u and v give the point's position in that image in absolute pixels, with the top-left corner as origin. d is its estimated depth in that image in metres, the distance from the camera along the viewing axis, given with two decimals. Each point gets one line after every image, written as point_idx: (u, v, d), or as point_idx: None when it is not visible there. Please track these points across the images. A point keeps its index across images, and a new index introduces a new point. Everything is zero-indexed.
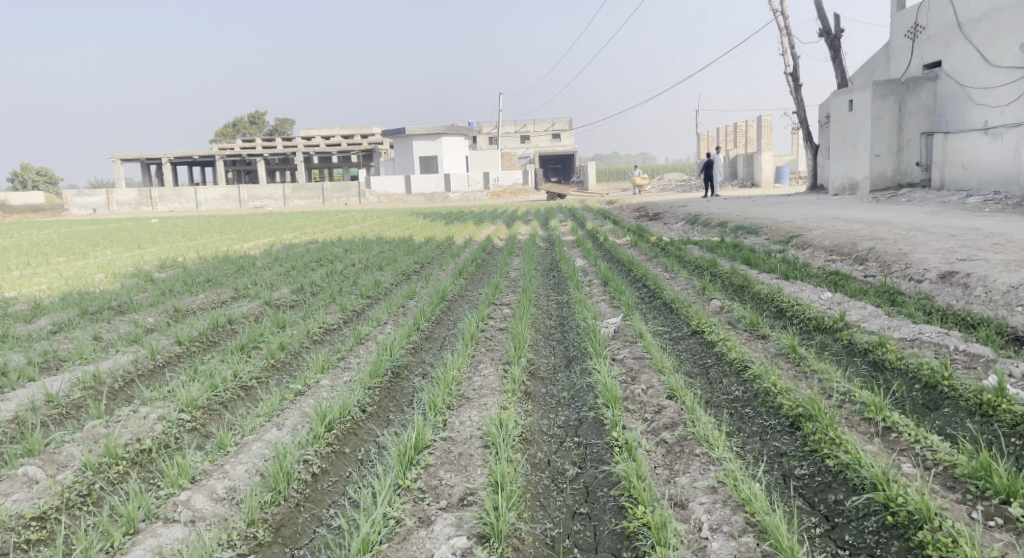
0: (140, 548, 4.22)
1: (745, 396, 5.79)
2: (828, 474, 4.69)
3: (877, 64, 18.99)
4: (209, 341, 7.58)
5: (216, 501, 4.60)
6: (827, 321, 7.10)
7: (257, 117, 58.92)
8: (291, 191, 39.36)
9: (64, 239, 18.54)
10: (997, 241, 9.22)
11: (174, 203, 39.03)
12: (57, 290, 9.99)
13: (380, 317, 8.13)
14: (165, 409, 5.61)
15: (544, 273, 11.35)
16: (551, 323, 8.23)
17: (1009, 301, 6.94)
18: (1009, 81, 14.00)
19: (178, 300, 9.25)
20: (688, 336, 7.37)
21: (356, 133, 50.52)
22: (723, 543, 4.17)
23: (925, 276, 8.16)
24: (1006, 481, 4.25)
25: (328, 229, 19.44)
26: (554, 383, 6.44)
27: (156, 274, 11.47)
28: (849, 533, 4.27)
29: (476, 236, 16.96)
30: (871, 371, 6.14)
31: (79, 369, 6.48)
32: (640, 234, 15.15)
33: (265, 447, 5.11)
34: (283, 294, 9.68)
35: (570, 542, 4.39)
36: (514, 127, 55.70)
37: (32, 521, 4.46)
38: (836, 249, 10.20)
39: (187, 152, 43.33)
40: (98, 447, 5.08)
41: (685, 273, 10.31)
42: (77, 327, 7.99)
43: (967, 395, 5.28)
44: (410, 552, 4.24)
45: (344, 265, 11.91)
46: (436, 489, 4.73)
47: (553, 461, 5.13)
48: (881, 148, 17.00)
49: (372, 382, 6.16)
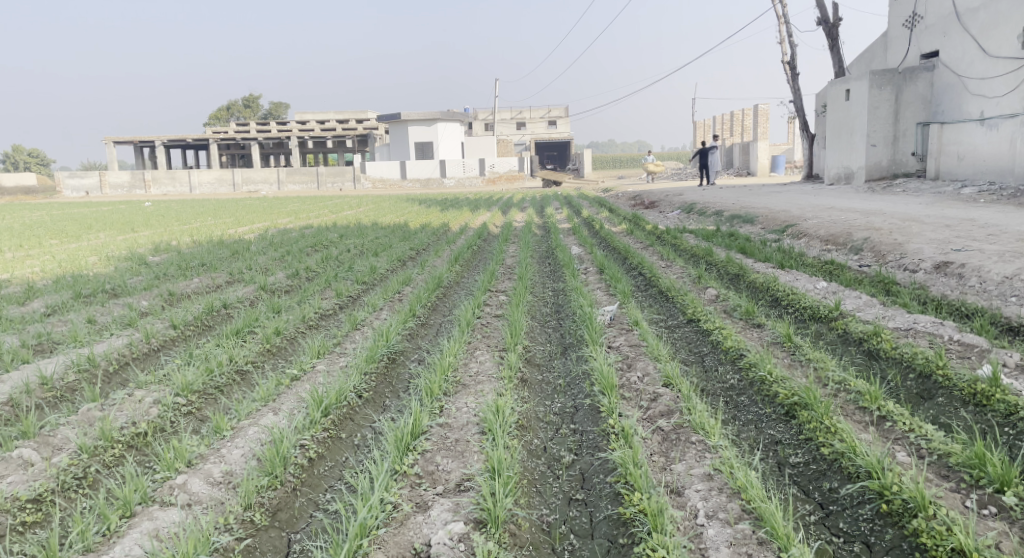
0: (136, 532, 4.20)
1: (740, 385, 5.82)
2: (823, 462, 4.71)
3: (874, 54, 18.99)
4: (204, 326, 7.57)
5: (212, 485, 4.59)
6: (822, 311, 7.14)
7: (251, 99, 58.42)
8: (286, 175, 39.22)
9: (57, 222, 18.41)
10: (992, 231, 9.23)
11: (167, 186, 38.87)
12: (49, 273, 9.92)
13: (376, 303, 8.12)
14: (162, 393, 5.61)
15: (539, 260, 11.33)
16: (547, 310, 8.22)
17: (1003, 292, 6.96)
18: (1005, 72, 14.01)
19: (172, 284, 9.21)
20: (684, 324, 7.39)
21: (351, 117, 50.31)
22: (719, 530, 4.17)
23: (920, 266, 8.18)
24: (1000, 470, 4.27)
25: (324, 214, 19.36)
26: (550, 370, 6.45)
27: (149, 258, 11.41)
28: (844, 521, 4.29)
29: (472, 222, 16.93)
30: (866, 360, 6.18)
31: (74, 352, 6.46)
32: (635, 222, 15.12)
33: (260, 432, 5.10)
34: (279, 279, 9.65)
35: (566, 528, 4.40)
36: (509, 113, 55.47)
37: (28, 504, 4.44)
38: (831, 239, 10.20)
39: (180, 134, 43.01)
40: (94, 431, 5.06)
41: (681, 261, 10.32)
42: (71, 310, 7.96)
43: (961, 385, 5.32)
44: (407, 538, 4.24)
45: (340, 250, 11.87)
46: (433, 475, 4.74)
47: (549, 448, 5.15)
48: (878, 138, 17.00)
49: (368, 368, 6.15)
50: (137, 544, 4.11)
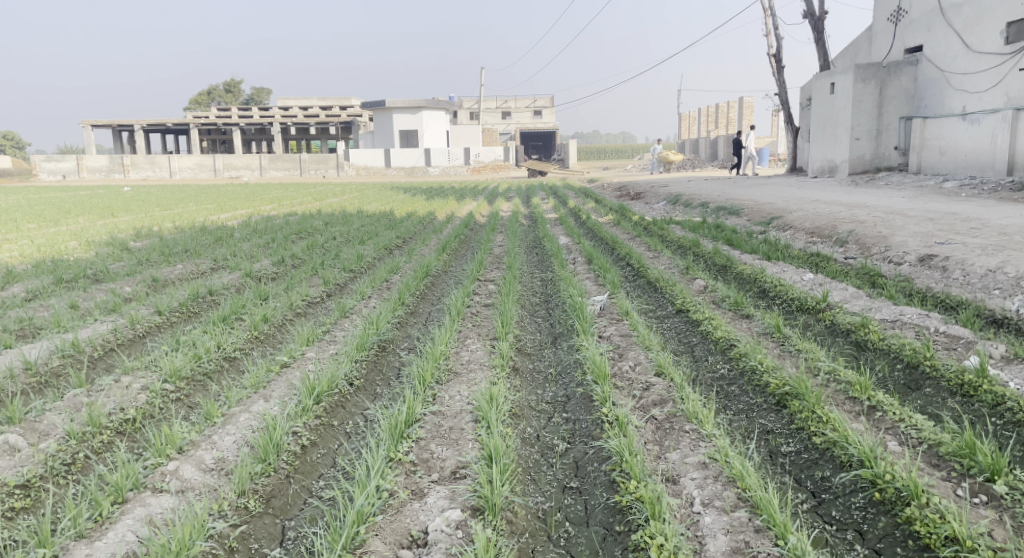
0: (129, 518, 4.14)
1: (730, 374, 5.86)
2: (814, 451, 4.75)
3: (859, 48, 19.08)
4: (190, 312, 7.47)
5: (205, 472, 4.54)
6: (810, 302, 7.19)
7: (233, 84, 57.72)
8: (268, 162, 38.90)
9: (34, 206, 18.00)
10: (974, 225, 9.34)
11: (147, 171, 38.43)
12: (29, 258, 9.74)
13: (365, 291, 8.07)
14: (149, 379, 5.53)
15: (527, 249, 11.35)
16: (536, 299, 8.22)
17: (986, 285, 7.05)
18: (987, 67, 14.18)
19: (156, 270, 9.09)
20: (673, 315, 7.41)
21: (335, 104, 49.97)
22: (716, 518, 4.18)
23: (905, 259, 8.28)
24: (990, 459, 4.33)
25: (307, 201, 19.23)
26: (541, 359, 6.44)
27: (131, 243, 11.30)
28: (836, 509, 4.32)
29: (458, 211, 16.88)
30: (854, 350, 6.23)
31: (57, 337, 6.35)
32: (622, 213, 15.18)
33: (253, 419, 5.06)
34: (264, 266, 9.55)
35: (562, 515, 4.41)
36: (494, 103, 55.25)
37: (17, 489, 4.36)
38: (817, 231, 10.28)
39: (160, 119, 42.48)
40: (81, 417, 4.98)
41: (668, 253, 10.33)
42: (52, 295, 7.83)
43: (948, 375, 5.38)
44: (403, 524, 4.21)
45: (325, 238, 11.79)
46: (428, 463, 4.72)
47: (542, 436, 5.16)
48: (861, 133, 17.14)
49: (359, 356, 6.11)
50: (131, 531, 4.05)
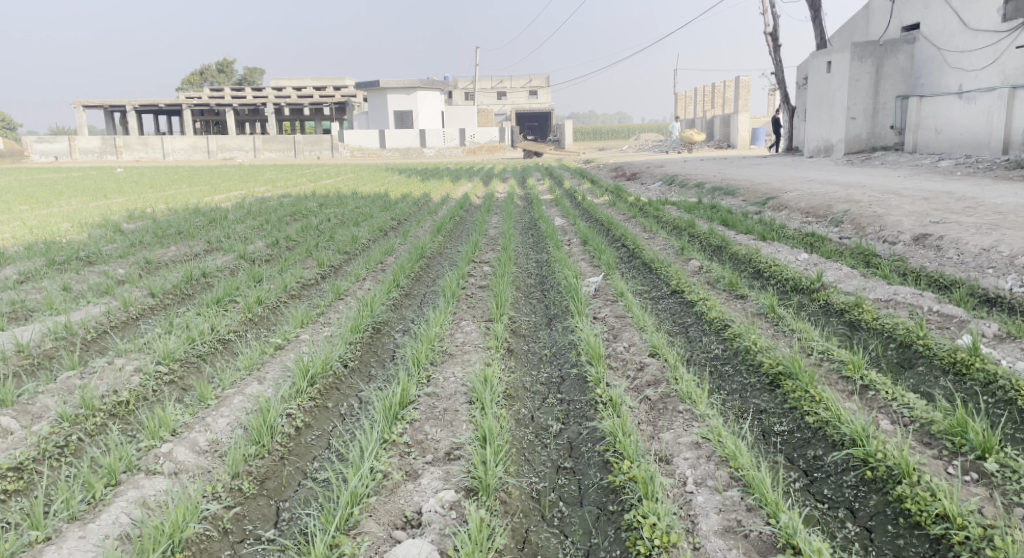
0: (122, 499, 4.15)
1: (724, 354, 5.87)
2: (806, 430, 4.77)
3: (856, 25, 18.94)
4: (183, 294, 7.44)
5: (198, 453, 4.55)
6: (805, 282, 7.19)
7: (225, 64, 57.29)
8: (262, 143, 38.65)
9: (26, 187, 17.89)
10: (969, 204, 9.33)
11: (139, 152, 38.17)
12: (21, 240, 9.68)
13: (359, 273, 8.03)
14: (142, 361, 5.54)
15: (522, 230, 11.33)
16: (531, 281, 8.20)
17: (980, 264, 7.06)
18: (984, 44, 14.10)
19: (149, 252, 9.04)
20: (667, 296, 7.41)
21: (329, 84, 49.60)
22: (708, 497, 4.20)
23: (899, 239, 8.28)
24: (981, 438, 4.35)
25: (302, 182, 19.17)
26: (536, 340, 6.44)
27: (125, 225, 11.25)
28: (828, 487, 4.34)
29: (454, 193, 16.78)
30: (847, 330, 6.25)
31: (50, 320, 6.34)
32: (617, 193, 15.13)
33: (246, 401, 5.06)
34: (258, 248, 9.51)
35: (555, 495, 4.42)
36: (490, 83, 54.97)
37: (9, 472, 4.36)
38: (812, 211, 10.27)
39: (152, 100, 42.15)
40: (74, 399, 4.98)
41: (663, 233, 10.32)
42: (44, 277, 7.79)
43: (940, 354, 5.40)
44: (397, 505, 4.23)
45: (320, 220, 11.74)
46: (422, 444, 4.73)
47: (536, 417, 5.17)
48: (857, 112, 17.13)
49: (353, 338, 6.10)
50: (124, 512, 4.06)
